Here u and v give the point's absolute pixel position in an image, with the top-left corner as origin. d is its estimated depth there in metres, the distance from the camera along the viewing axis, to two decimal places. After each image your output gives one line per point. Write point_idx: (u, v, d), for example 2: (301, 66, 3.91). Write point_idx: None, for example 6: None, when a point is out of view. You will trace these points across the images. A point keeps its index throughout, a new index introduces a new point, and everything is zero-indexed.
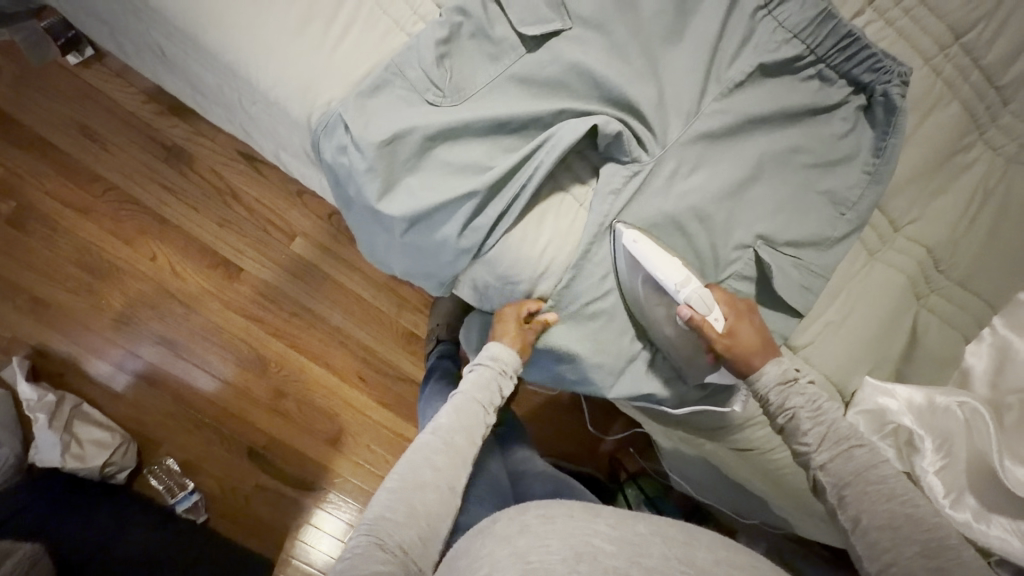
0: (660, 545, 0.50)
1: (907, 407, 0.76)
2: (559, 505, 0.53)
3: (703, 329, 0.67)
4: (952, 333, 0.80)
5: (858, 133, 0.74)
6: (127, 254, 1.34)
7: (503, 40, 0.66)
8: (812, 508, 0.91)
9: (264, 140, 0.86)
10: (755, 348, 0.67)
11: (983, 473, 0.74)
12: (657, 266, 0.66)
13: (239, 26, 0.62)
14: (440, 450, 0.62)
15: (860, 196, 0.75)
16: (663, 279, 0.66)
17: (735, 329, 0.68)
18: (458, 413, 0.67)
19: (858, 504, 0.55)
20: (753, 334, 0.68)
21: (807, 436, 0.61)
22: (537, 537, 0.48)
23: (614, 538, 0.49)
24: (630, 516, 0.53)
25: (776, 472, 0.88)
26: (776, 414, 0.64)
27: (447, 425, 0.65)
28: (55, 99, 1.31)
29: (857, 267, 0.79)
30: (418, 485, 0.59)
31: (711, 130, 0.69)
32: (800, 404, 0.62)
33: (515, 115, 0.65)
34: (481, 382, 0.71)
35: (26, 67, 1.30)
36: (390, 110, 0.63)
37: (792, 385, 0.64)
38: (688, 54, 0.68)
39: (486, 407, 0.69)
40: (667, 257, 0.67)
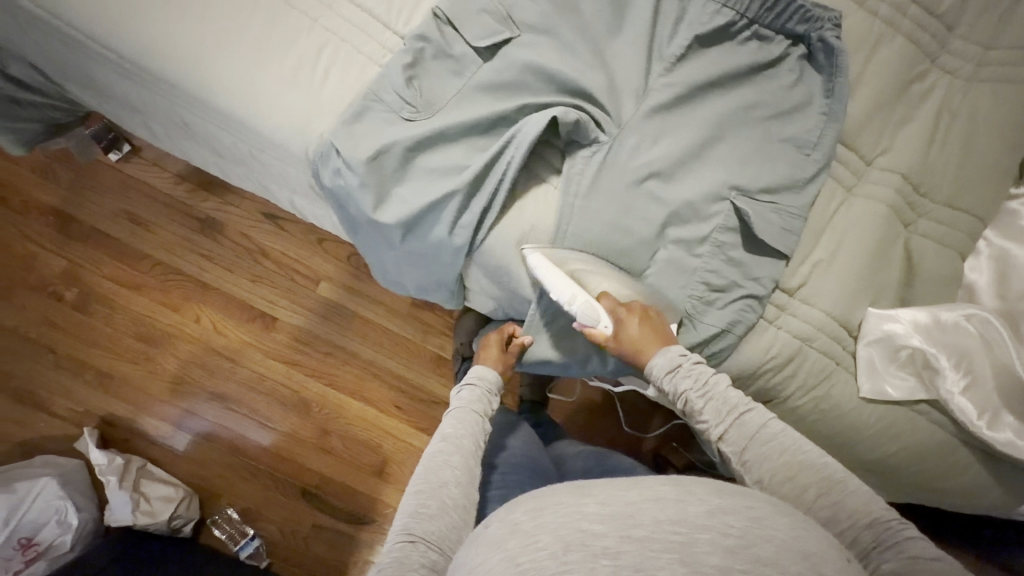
0: (655, 511, 0.48)
1: (915, 329, 0.78)
2: (549, 493, 0.52)
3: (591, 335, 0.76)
4: (948, 252, 0.81)
5: (806, 80, 0.79)
6: (176, 320, 1.48)
7: (463, 57, 0.74)
8: (855, 455, 0.84)
9: (280, 189, 0.99)
10: (643, 343, 0.74)
11: (1006, 385, 0.77)
12: (550, 287, 0.73)
13: (238, 84, 0.72)
14: (451, 450, 0.70)
15: (821, 135, 0.79)
16: (554, 297, 0.73)
17: (620, 332, 0.75)
18: (459, 421, 0.75)
19: (761, 465, 0.63)
20: (639, 330, 0.74)
21: (703, 413, 0.67)
22: (526, 536, 0.48)
23: (602, 514, 0.48)
24: (620, 488, 0.51)
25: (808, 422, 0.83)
26: (674, 400, 0.70)
27: (452, 430, 0.74)
28: (105, 194, 1.50)
29: (836, 204, 0.81)
30: (440, 482, 0.66)
31: (662, 101, 0.76)
32: (689, 385, 0.68)
33: (482, 117, 0.72)
34: (472, 393, 0.80)
35: (80, 170, 1.50)
36: (374, 130, 0.72)
37: (676, 368, 0.70)
38: (630, 39, 0.76)
39: (481, 415, 0.78)
40: (556, 274, 0.73)
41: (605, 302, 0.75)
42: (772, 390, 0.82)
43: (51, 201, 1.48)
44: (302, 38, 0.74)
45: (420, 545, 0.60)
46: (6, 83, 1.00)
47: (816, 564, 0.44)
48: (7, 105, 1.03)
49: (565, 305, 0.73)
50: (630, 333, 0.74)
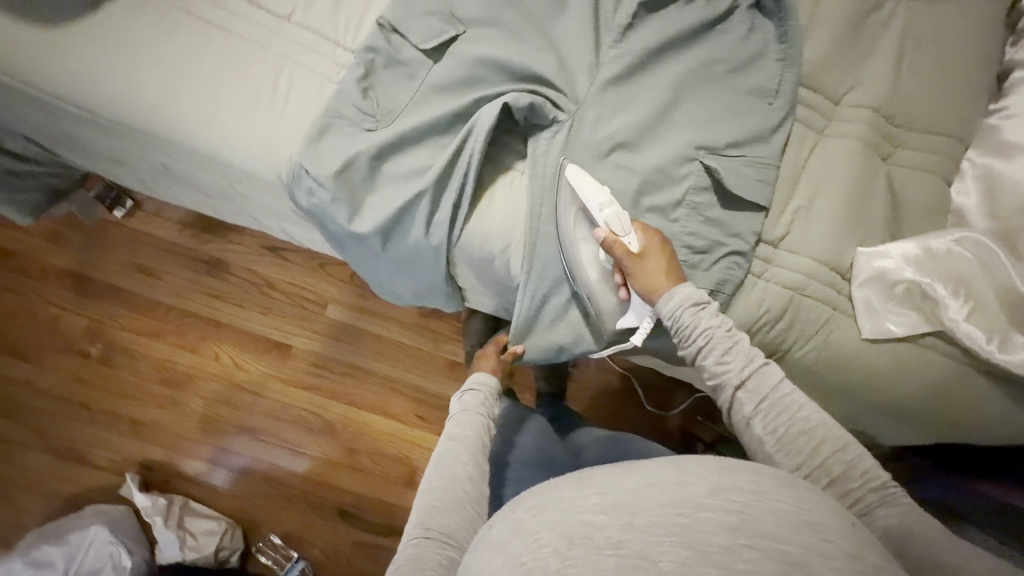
0: (657, 496, 0.47)
1: (905, 262, 0.76)
2: (549, 492, 0.52)
3: (611, 248, 0.73)
4: (931, 179, 0.79)
5: (758, 29, 0.79)
6: (198, 360, 1.53)
7: (412, 60, 0.76)
8: (869, 399, 0.83)
9: (270, 219, 1.02)
10: (662, 274, 0.72)
11: (1011, 306, 0.74)
12: (587, 190, 0.72)
13: (205, 122, 0.75)
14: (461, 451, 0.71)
15: (781, 82, 0.78)
16: (586, 198, 0.72)
17: (646, 252, 0.73)
18: (467, 422, 0.75)
19: (776, 417, 0.63)
20: (659, 262, 0.73)
21: (727, 355, 0.67)
22: (529, 534, 0.48)
23: (602, 504, 0.47)
24: (620, 476, 0.51)
25: (814, 372, 0.82)
26: (693, 336, 0.68)
27: (461, 431, 0.74)
28: (115, 250, 1.56)
29: (809, 148, 0.80)
30: (452, 483, 0.67)
31: (615, 73, 0.76)
32: (717, 325, 0.68)
33: (439, 116, 0.74)
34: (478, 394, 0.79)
35: (90, 231, 1.57)
36: (338, 145, 0.74)
37: (702, 305, 0.69)
38: (574, 17, 0.76)
39: (486, 414, 0.78)
40: (592, 183, 0.73)
41: (638, 229, 0.74)
42: (771, 344, 0.81)
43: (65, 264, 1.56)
44: (258, 67, 0.76)
45: (435, 542, 0.62)
46: (4, 157, 1.06)
47: (821, 531, 0.44)
48: (9, 180, 1.09)
49: (596, 211, 0.72)
50: (653, 254, 0.73)
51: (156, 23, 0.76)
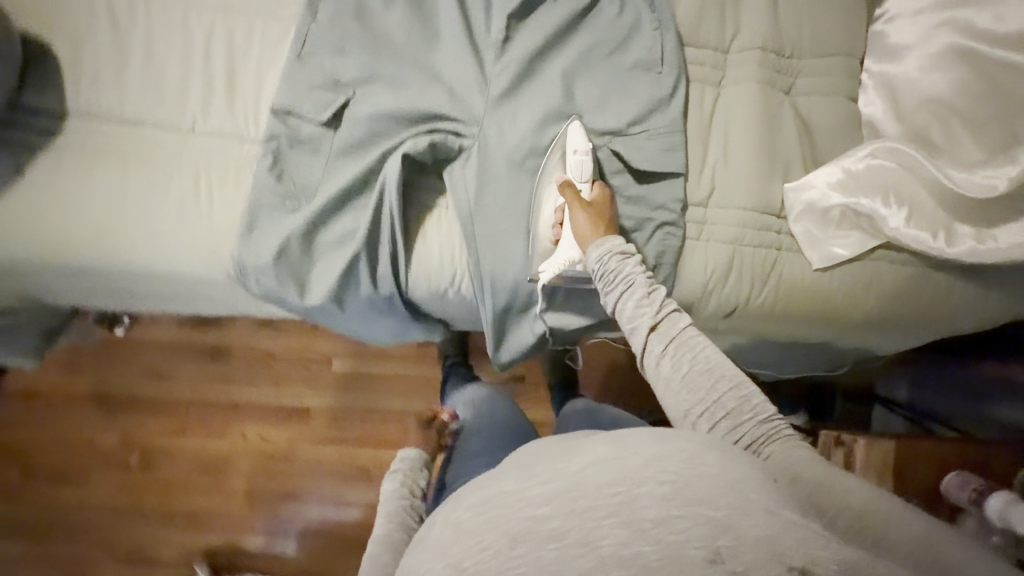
0: (596, 475, 0.49)
1: (831, 188, 0.78)
2: (495, 484, 0.54)
3: (566, 187, 0.75)
4: (835, 99, 0.80)
5: (629, 5, 0.80)
6: (228, 444, 1.60)
7: (312, 135, 0.78)
8: (839, 323, 0.84)
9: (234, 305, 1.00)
10: (601, 222, 0.74)
11: (945, 200, 0.75)
12: (574, 137, 0.77)
13: (147, 247, 0.79)
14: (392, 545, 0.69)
15: (664, 49, 0.79)
16: (568, 142, 0.77)
17: (595, 207, 0.75)
18: (393, 518, 0.73)
19: (682, 357, 0.62)
20: (600, 213, 0.75)
21: (642, 294, 0.66)
22: (472, 536, 0.49)
23: (548, 496, 0.49)
24: (563, 461, 0.53)
25: (779, 314, 0.83)
26: (610, 277, 0.69)
27: (386, 529, 0.72)
28: (125, 364, 1.63)
29: (711, 103, 0.81)
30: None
31: (504, 88, 0.78)
32: (635, 269, 0.69)
33: (353, 180, 0.77)
34: (395, 487, 0.78)
35: (99, 354, 1.63)
36: (269, 234, 0.78)
37: (631, 254, 0.70)
38: (451, 46, 0.78)
39: (408, 499, 0.77)
40: (582, 135, 0.77)
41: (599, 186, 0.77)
42: (729, 300, 0.81)
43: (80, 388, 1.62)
44: (175, 180, 0.79)
45: None
46: None
47: (743, 490, 0.46)
48: None
49: (571, 153, 0.77)
50: (602, 207, 0.75)
51: (68, 171, 0.77)
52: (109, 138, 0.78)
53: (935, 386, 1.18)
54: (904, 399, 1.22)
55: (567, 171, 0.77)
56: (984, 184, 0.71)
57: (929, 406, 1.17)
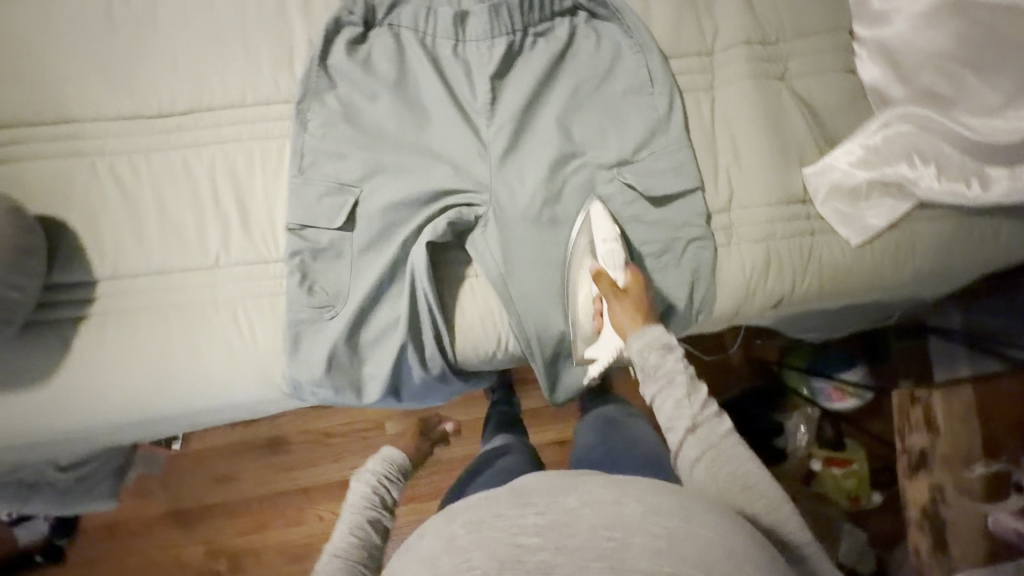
0: (591, 517, 0.47)
1: (852, 165, 0.77)
2: (490, 507, 0.52)
3: (597, 276, 0.75)
4: (830, 75, 0.81)
5: (605, 37, 0.80)
6: (303, 531, 1.40)
7: (331, 243, 0.79)
8: (889, 287, 0.82)
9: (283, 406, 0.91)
10: (638, 310, 0.73)
11: (970, 146, 0.73)
12: (598, 225, 0.78)
13: (202, 383, 0.80)
14: (342, 556, 0.63)
15: (650, 70, 0.79)
16: (595, 232, 0.78)
17: (628, 293, 0.74)
18: (352, 529, 0.68)
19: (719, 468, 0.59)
20: (636, 301, 0.74)
21: (687, 394, 0.63)
22: (460, 553, 0.47)
23: (538, 519, 0.48)
24: (563, 493, 0.51)
25: (827, 294, 0.81)
26: (647, 374, 0.67)
27: (340, 538, 0.66)
28: (170, 481, 1.41)
29: (708, 108, 0.81)
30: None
31: (504, 147, 0.78)
32: (677, 365, 0.65)
33: (382, 274, 0.78)
34: (359, 495, 0.74)
35: (141, 487, 1.41)
36: (315, 345, 0.79)
37: (671, 350, 0.67)
38: (443, 121, 0.79)
39: (373, 508, 0.72)
40: (608, 220, 0.78)
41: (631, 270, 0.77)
42: (774, 294, 0.80)
43: (107, 518, 1.38)
44: (211, 318, 0.80)
45: None
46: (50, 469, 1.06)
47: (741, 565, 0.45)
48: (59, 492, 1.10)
49: (597, 241, 0.77)
50: (637, 293, 0.74)
51: (114, 331, 0.79)
52: (140, 294, 0.80)
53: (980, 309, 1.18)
54: (959, 327, 1.18)
55: (599, 260, 0.77)
56: (994, 126, 0.72)
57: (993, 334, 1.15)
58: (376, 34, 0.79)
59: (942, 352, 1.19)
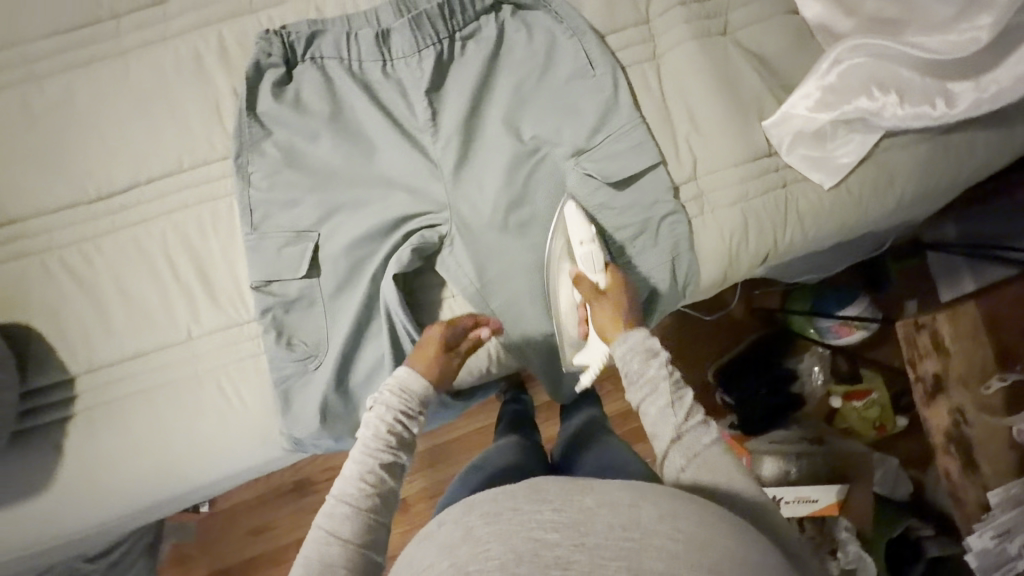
0: (608, 516, 0.42)
1: (813, 108, 0.74)
2: (507, 496, 0.46)
3: (576, 278, 0.72)
4: (774, 21, 0.78)
5: (535, 26, 0.77)
6: None
7: (299, 293, 0.76)
8: (872, 222, 0.79)
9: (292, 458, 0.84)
10: (619, 313, 0.70)
11: (929, 69, 0.71)
12: (572, 225, 0.75)
13: (203, 456, 0.78)
14: (350, 506, 0.57)
15: (587, 52, 0.76)
16: (571, 234, 0.75)
17: (609, 294, 0.71)
18: (363, 473, 0.59)
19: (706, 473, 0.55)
20: (618, 303, 0.71)
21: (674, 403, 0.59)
22: (478, 543, 0.42)
23: (555, 513, 0.42)
24: (581, 490, 0.45)
25: (811, 242, 0.79)
26: (631, 377, 0.63)
27: (352, 484, 0.58)
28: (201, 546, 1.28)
29: (656, 78, 0.78)
30: (324, 561, 0.53)
31: (454, 160, 0.75)
32: (661, 371, 0.61)
33: (358, 315, 0.76)
34: (377, 425, 0.63)
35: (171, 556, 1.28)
36: (306, 398, 0.77)
37: (655, 355, 0.63)
38: (387, 146, 0.76)
39: (389, 447, 0.62)
40: (580, 218, 0.75)
41: (611, 271, 0.73)
42: (759, 253, 0.78)
43: None
44: (197, 393, 0.78)
45: None
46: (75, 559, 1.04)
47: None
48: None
49: (575, 240, 0.74)
50: (619, 294, 0.71)
51: (102, 424, 0.77)
52: (121, 383, 0.78)
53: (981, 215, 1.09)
54: (956, 238, 1.10)
55: (578, 263, 0.74)
56: (956, 42, 0.69)
57: (991, 236, 1.05)
58: (301, 70, 0.76)
59: (944, 268, 1.11)
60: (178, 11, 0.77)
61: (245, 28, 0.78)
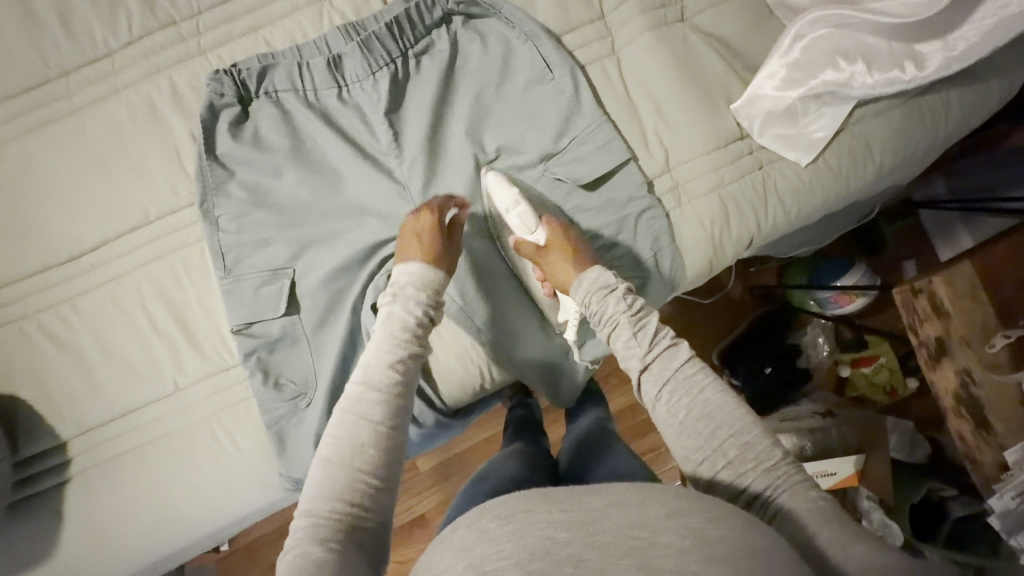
0: (618, 515, 0.40)
1: (779, 89, 0.73)
2: (519, 497, 0.44)
3: (518, 248, 0.72)
4: (731, 2, 0.76)
5: (489, 35, 0.75)
6: None
7: (282, 331, 0.75)
8: (857, 192, 0.77)
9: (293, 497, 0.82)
10: (567, 263, 0.69)
11: (892, 35, 0.69)
12: (495, 195, 0.73)
13: (206, 505, 0.78)
14: (379, 391, 0.55)
15: (544, 55, 0.74)
16: (496, 203, 0.73)
17: (551, 246, 0.70)
18: (385, 371, 0.57)
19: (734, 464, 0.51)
20: (559, 252, 0.69)
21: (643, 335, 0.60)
22: (492, 541, 0.40)
23: (565, 510, 0.42)
24: (588, 492, 0.44)
25: (796, 220, 0.76)
26: (598, 322, 0.64)
27: (381, 370, 0.57)
28: None
29: (618, 73, 0.76)
30: (355, 444, 0.52)
31: (422, 179, 0.74)
32: (618, 309, 0.62)
33: (343, 347, 0.74)
34: (404, 316, 0.62)
35: None
36: (301, 436, 0.76)
37: (613, 289, 0.64)
38: (353, 172, 0.74)
39: (405, 345, 0.60)
40: (500, 184, 0.73)
41: (549, 223, 0.71)
42: (744, 238, 0.76)
43: None
44: (192, 444, 0.77)
45: (321, 542, 0.47)
46: None
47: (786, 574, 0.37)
48: None
49: (502, 211, 0.72)
50: (561, 243, 0.70)
51: (100, 485, 0.76)
52: (115, 443, 0.77)
53: (967, 170, 1.06)
54: (945, 194, 1.09)
55: (513, 230, 0.73)
56: (917, 4, 0.68)
57: (982, 188, 1.03)
58: (257, 107, 0.75)
59: (939, 226, 1.11)
60: (126, 60, 0.76)
61: (197, 70, 0.77)
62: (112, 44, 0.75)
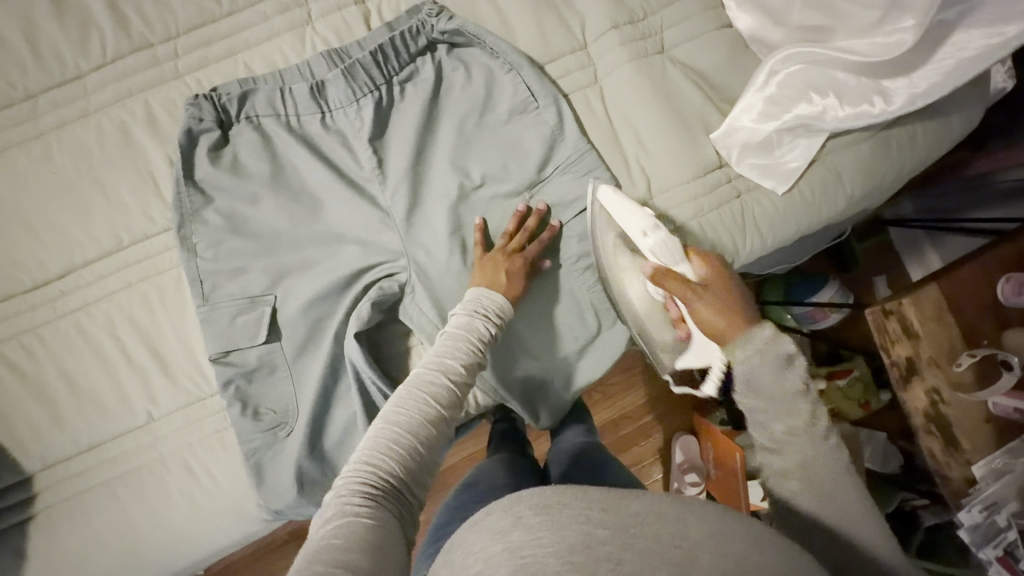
0: (644, 519, 0.35)
1: (756, 120, 0.75)
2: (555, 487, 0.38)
3: (655, 274, 0.65)
4: (708, 36, 0.79)
5: (472, 64, 0.76)
6: None
7: (260, 360, 0.73)
8: (832, 217, 0.79)
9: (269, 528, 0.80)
10: (719, 319, 0.59)
11: (863, 69, 0.72)
12: (625, 218, 0.70)
13: (177, 539, 0.75)
14: (446, 381, 0.56)
15: (527, 85, 0.75)
16: (628, 223, 0.69)
17: (708, 283, 0.62)
18: (454, 363, 0.58)
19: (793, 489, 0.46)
20: (708, 294, 0.60)
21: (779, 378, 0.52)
22: (528, 532, 0.34)
23: (604, 506, 0.36)
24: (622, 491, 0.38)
25: (774, 244, 0.78)
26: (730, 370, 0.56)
27: (452, 362, 0.58)
28: None
29: (599, 105, 0.78)
30: (416, 419, 0.53)
31: (405, 206, 0.73)
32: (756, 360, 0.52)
33: (323, 377, 0.73)
34: (481, 328, 0.62)
35: None
36: (279, 468, 0.74)
37: (789, 360, 0.51)
38: (335, 199, 0.74)
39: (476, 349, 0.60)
40: (630, 207, 0.69)
41: (694, 255, 0.65)
42: (724, 263, 0.76)
43: None
44: (165, 477, 0.75)
45: (365, 510, 0.46)
46: None
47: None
48: None
49: (641, 235, 0.68)
50: (716, 283, 0.61)
51: (64, 520, 0.73)
52: (82, 477, 0.74)
53: (933, 193, 1.09)
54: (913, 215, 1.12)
55: (653, 256, 0.67)
56: (884, 43, 0.70)
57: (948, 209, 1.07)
58: (236, 132, 0.74)
59: (905, 242, 1.12)
60: (97, 83, 0.74)
61: (172, 94, 0.75)
62: (82, 66, 0.73)
